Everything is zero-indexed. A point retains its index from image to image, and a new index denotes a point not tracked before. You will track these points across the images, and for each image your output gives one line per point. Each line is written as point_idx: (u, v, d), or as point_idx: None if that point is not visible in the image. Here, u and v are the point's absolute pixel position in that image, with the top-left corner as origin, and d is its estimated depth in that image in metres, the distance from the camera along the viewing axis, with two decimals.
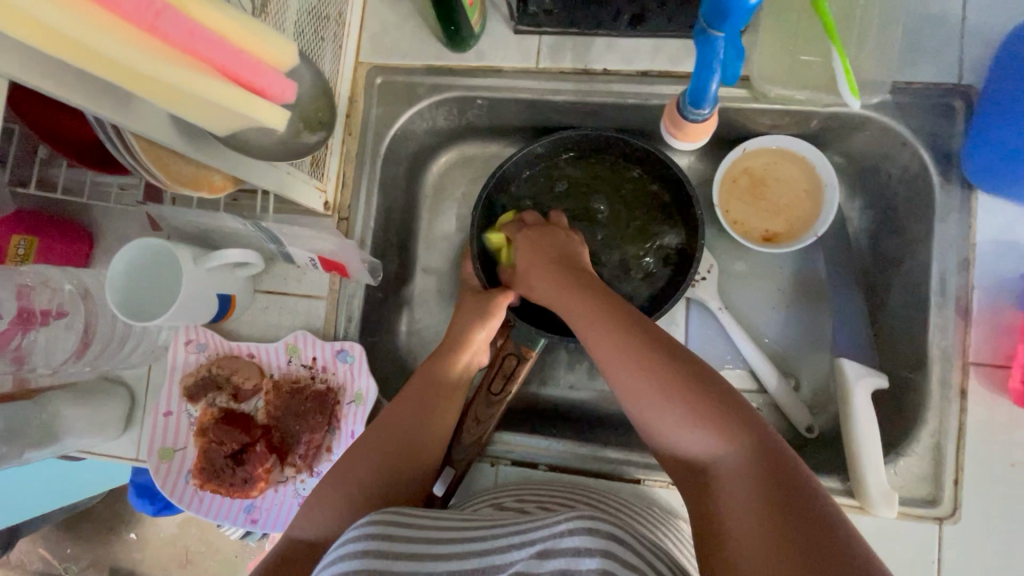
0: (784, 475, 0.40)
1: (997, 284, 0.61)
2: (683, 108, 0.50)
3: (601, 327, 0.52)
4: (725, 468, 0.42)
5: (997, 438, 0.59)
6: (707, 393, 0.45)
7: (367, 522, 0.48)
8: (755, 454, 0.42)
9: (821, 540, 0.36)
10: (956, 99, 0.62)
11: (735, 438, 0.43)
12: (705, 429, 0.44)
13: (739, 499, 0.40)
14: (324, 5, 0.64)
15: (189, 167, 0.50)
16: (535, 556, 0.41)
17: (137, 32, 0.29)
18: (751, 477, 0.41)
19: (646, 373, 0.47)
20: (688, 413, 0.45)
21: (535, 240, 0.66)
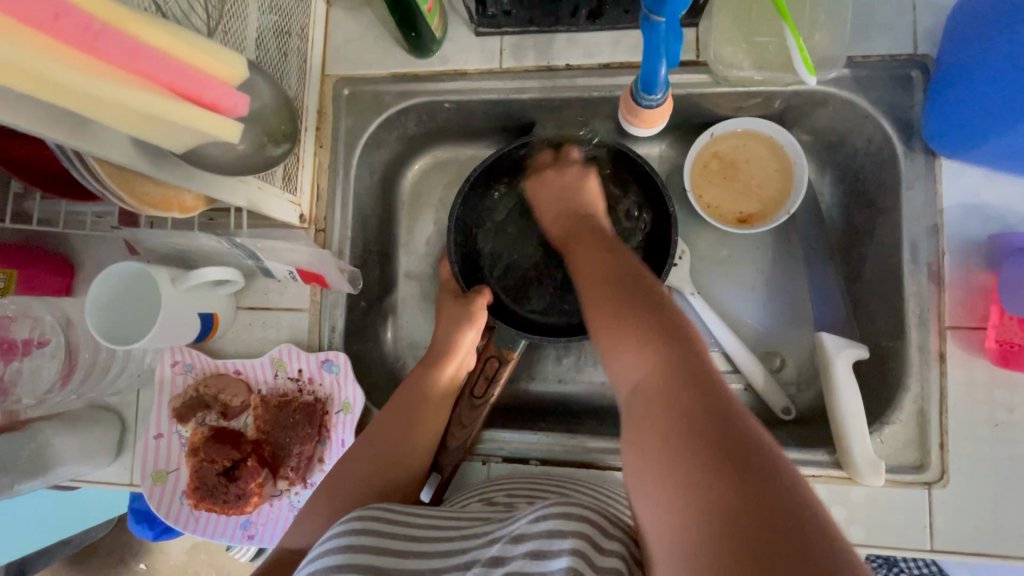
0: (704, 397, 0.38)
1: (967, 247, 0.62)
2: (637, 95, 0.51)
3: (590, 272, 0.56)
4: (647, 390, 0.41)
5: (979, 399, 0.60)
6: (649, 325, 0.45)
7: (349, 518, 0.48)
8: (680, 375, 0.40)
9: (720, 460, 0.34)
10: (913, 69, 0.63)
11: (660, 363, 0.42)
12: (635, 351, 0.44)
13: (645, 411, 0.40)
14: (286, 21, 0.64)
15: (158, 189, 0.50)
16: (510, 541, 0.42)
17: (79, 54, 0.29)
18: (658, 392, 0.40)
19: (604, 302, 0.50)
20: (628, 342, 0.45)
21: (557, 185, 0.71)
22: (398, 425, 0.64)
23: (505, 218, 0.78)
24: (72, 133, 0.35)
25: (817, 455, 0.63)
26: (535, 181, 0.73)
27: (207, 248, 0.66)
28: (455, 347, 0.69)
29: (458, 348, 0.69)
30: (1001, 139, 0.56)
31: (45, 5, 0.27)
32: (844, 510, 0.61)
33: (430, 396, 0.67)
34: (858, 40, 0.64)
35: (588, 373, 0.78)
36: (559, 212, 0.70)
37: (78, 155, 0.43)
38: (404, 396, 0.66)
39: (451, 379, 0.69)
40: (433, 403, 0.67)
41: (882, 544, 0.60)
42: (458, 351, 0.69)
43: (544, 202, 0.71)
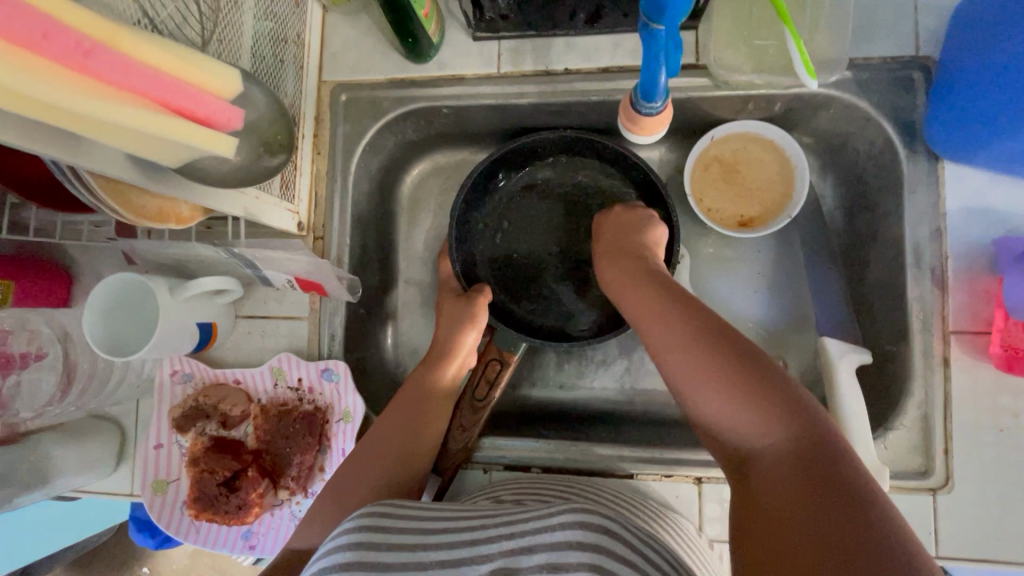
0: (842, 474, 0.38)
1: (971, 250, 0.61)
2: (636, 102, 0.50)
3: (658, 324, 0.52)
4: (777, 458, 0.41)
5: (984, 404, 0.59)
6: (763, 383, 0.44)
7: (359, 513, 0.47)
8: (811, 447, 0.40)
9: (866, 539, 0.34)
10: (915, 71, 0.63)
11: (787, 430, 0.42)
12: (757, 417, 0.43)
13: (778, 485, 0.39)
14: (282, 28, 0.64)
15: (153, 201, 0.50)
16: (523, 549, 0.41)
17: (70, 73, 0.28)
18: (793, 466, 0.40)
19: (692, 355, 0.47)
20: (738, 399, 0.44)
21: (621, 220, 0.67)
22: (400, 426, 0.63)
23: (503, 217, 0.77)
24: (67, 151, 0.34)
25: None
26: (613, 215, 0.69)
27: (204, 258, 0.66)
28: (457, 347, 0.68)
29: (459, 348, 0.68)
30: (1005, 142, 0.55)
31: (33, 25, 0.27)
32: None
33: (432, 396, 0.66)
34: (860, 42, 0.64)
35: (590, 378, 0.78)
36: (611, 261, 0.63)
37: (72, 169, 0.43)
38: (406, 396, 0.66)
39: (452, 379, 0.69)
40: (436, 403, 0.67)
41: None
42: (460, 350, 0.69)
43: (603, 243, 0.67)
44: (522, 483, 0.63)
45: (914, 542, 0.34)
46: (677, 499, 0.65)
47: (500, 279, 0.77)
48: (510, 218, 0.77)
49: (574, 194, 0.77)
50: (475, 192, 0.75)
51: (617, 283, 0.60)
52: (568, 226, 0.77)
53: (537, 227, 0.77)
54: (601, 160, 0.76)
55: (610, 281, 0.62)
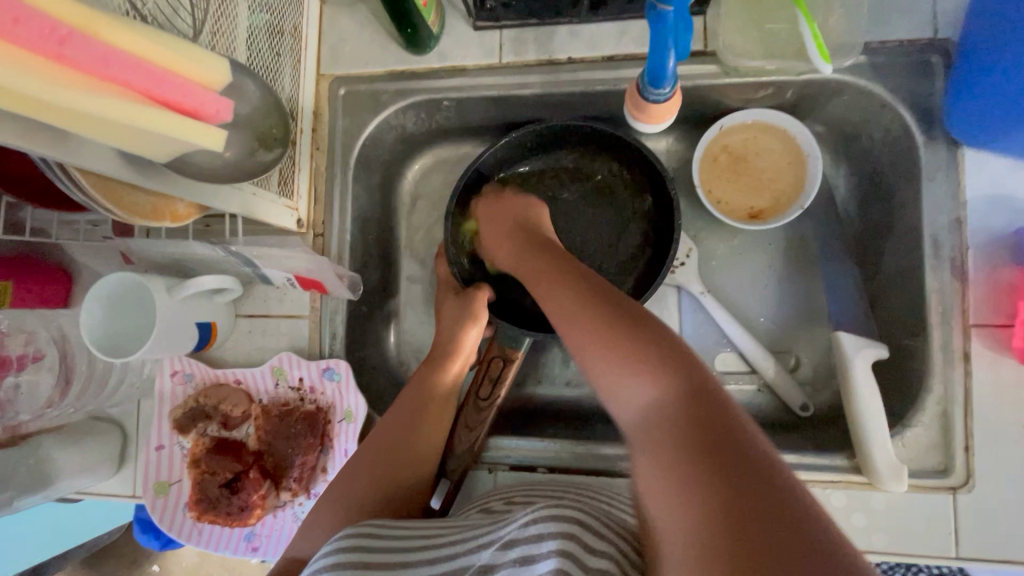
0: (720, 425, 0.33)
1: (992, 241, 0.59)
2: (642, 89, 0.48)
3: (556, 295, 0.48)
4: (657, 414, 0.36)
5: (1006, 400, 0.57)
6: (643, 341, 0.40)
7: (342, 534, 0.46)
8: (692, 394, 0.35)
9: (750, 486, 0.29)
10: (933, 54, 0.60)
11: (662, 381, 0.37)
12: (638, 375, 0.38)
13: (654, 448, 0.34)
14: (279, 20, 0.62)
15: (146, 198, 0.48)
16: (500, 548, 0.41)
17: (46, 62, 0.27)
18: (672, 422, 0.34)
19: (586, 322, 0.43)
20: (620, 362, 0.40)
21: (496, 208, 0.68)
22: (404, 428, 0.61)
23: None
24: (52, 146, 0.33)
25: (835, 460, 0.60)
26: (483, 203, 0.69)
27: (202, 256, 0.65)
28: (462, 346, 0.67)
29: (462, 346, 0.67)
30: None
31: (4, 10, 0.25)
32: (864, 517, 0.59)
33: (433, 395, 0.65)
34: (875, 25, 0.61)
35: None
36: (501, 239, 0.64)
37: (60, 165, 0.41)
38: (405, 397, 0.64)
39: (454, 380, 0.67)
40: (438, 404, 0.65)
41: (905, 551, 0.58)
42: (464, 348, 0.67)
43: (489, 234, 0.67)
44: (533, 486, 0.62)
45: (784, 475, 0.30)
46: None
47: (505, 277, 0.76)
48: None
49: (574, 186, 0.75)
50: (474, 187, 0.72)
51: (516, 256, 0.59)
52: (571, 218, 0.74)
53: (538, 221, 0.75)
54: (596, 150, 0.73)
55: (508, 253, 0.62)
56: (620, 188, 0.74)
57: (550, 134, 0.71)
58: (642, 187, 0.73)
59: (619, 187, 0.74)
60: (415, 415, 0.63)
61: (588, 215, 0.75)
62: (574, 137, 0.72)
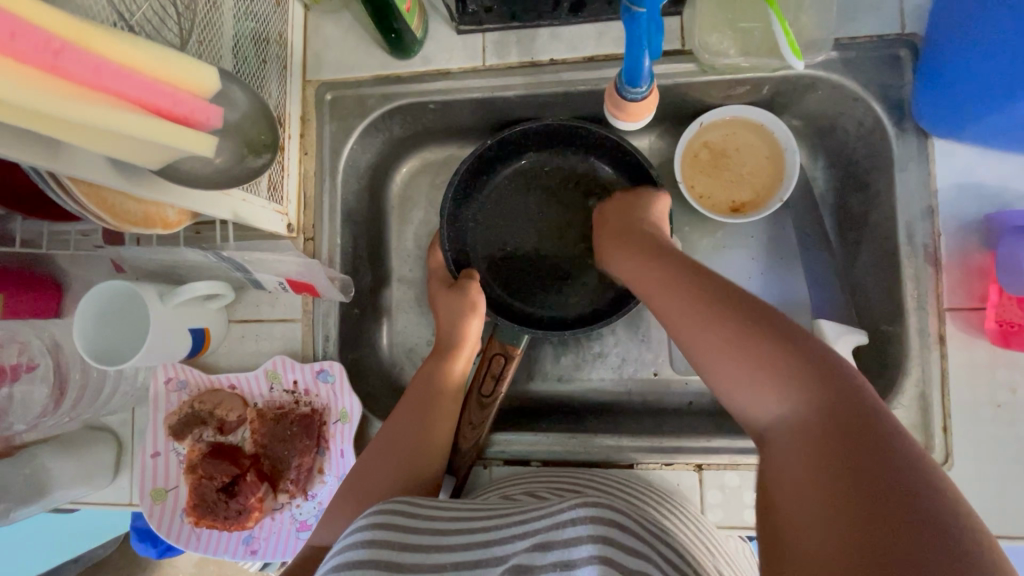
0: (875, 453, 0.33)
1: (963, 227, 0.61)
2: (620, 89, 0.50)
3: (669, 297, 0.48)
4: (796, 434, 0.36)
5: (980, 380, 0.59)
6: (780, 348, 0.39)
7: (373, 511, 0.47)
8: (830, 416, 0.35)
9: (904, 535, 0.29)
10: (902, 49, 0.62)
11: (801, 408, 0.37)
12: (772, 386, 0.39)
13: (792, 466, 0.35)
14: (264, 29, 0.63)
15: (138, 206, 0.50)
16: (536, 548, 0.40)
17: (39, 73, 0.28)
18: (811, 441, 0.35)
19: (708, 324, 0.43)
20: (753, 369, 0.40)
21: (622, 204, 0.67)
22: (414, 421, 0.62)
23: (496, 213, 0.77)
24: (42, 154, 0.33)
25: None
26: (611, 204, 0.68)
27: (193, 262, 0.65)
28: (460, 340, 0.68)
29: (465, 338, 0.68)
30: (997, 114, 0.55)
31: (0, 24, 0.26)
32: None
33: (443, 387, 0.66)
34: (845, 22, 0.63)
35: (587, 370, 0.77)
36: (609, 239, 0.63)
37: (52, 176, 0.42)
38: (418, 388, 0.65)
39: (461, 374, 0.68)
40: (447, 397, 0.65)
41: None
42: (470, 339, 0.68)
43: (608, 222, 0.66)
44: (526, 479, 0.63)
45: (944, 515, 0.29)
46: (679, 487, 0.64)
47: (497, 275, 0.77)
48: (502, 214, 0.77)
49: (563, 185, 0.76)
50: (465, 187, 0.74)
51: (631, 263, 0.57)
52: (561, 217, 0.76)
53: (529, 221, 0.76)
54: (587, 150, 0.75)
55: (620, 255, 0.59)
56: (607, 186, 0.76)
57: (540, 134, 0.72)
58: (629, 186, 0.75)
59: (607, 186, 0.76)
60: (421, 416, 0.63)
61: (577, 215, 0.76)
62: (564, 136, 0.73)
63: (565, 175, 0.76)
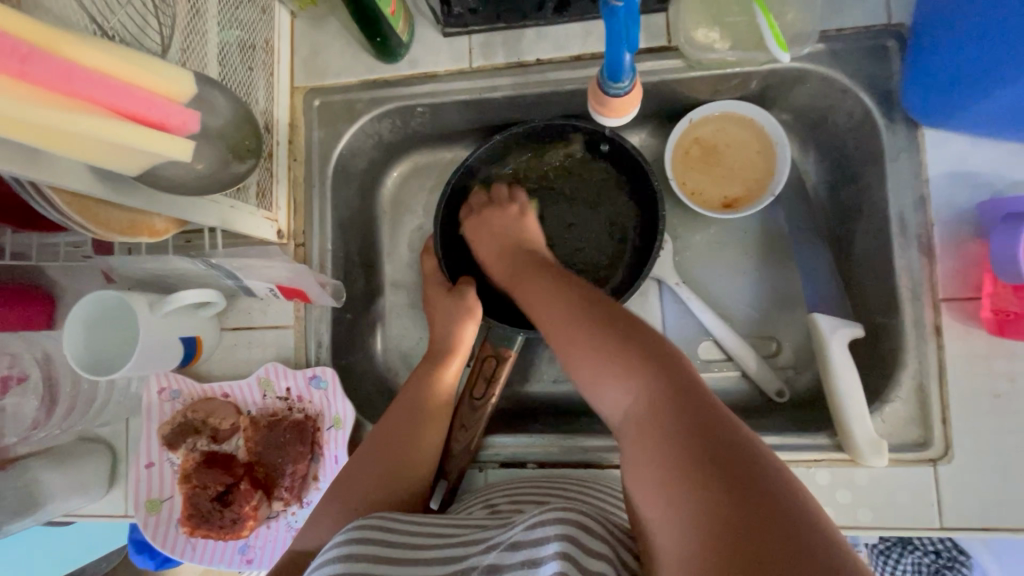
0: (693, 423, 0.37)
1: (957, 216, 0.60)
2: (603, 84, 0.49)
3: (541, 309, 0.53)
4: (640, 418, 0.41)
5: (979, 370, 0.58)
6: (618, 344, 0.44)
7: (350, 527, 0.47)
8: (660, 397, 0.40)
9: (726, 493, 0.33)
10: (889, 39, 0.62)
11: (644, 387, 0.41)
12: (618, 377, 0.43)
13: (640, 451, 0.39)
14: (250, 36, 0.63)
15: (122, 215, 0.49)
16: (506, 548, 0.41)
17: (6, 79, 0.28)
18: (649, 424, 0.39)
19: (570, 332, 0.48)
20: (602, 366, 0.44)
21: (482, 222, 0.71)
22: (407, 425, 0.62)
23: None
24: (21, 166, 0.33)
25: (819, 439, 0.61)
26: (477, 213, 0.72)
27: (184, 271, 0.65)
28: (455, 344, 0.68)
29: (460, 343, 0.68)
30: (986, 101, 0.54)
31: None
32: (848, 493, 0.60)
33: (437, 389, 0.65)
34: (831, 14, 0.63)
35: None
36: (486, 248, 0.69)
37: (34, 185, 0.42)
38: (412, 389, 0.65)
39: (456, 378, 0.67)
40: (441, 400, 0.65)
41: (891, 524, 0.59)
42: (464, 343, 0.68)
43: (482, 239, 0.70)
44: (518, 484, 0.62)
45: (755, 468, 0.34)
46: None
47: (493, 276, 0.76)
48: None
49: (556, 181, 0.76)
50: (459, 187, 0.74)
51: (516, 280, 0.61)
52: (555, 214, 0.76)
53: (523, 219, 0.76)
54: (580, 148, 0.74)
55: (510, 271, 0.64)
56: (601, 185, 0.75)
57: (531, 134, 0.72)
58: (625, 184, 0.74)
59: (601, 186, 0.75)
60: (414, 421, 0.63)
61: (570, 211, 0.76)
62: (555, 135, 0.73)
63: (558, 175, 0.76)
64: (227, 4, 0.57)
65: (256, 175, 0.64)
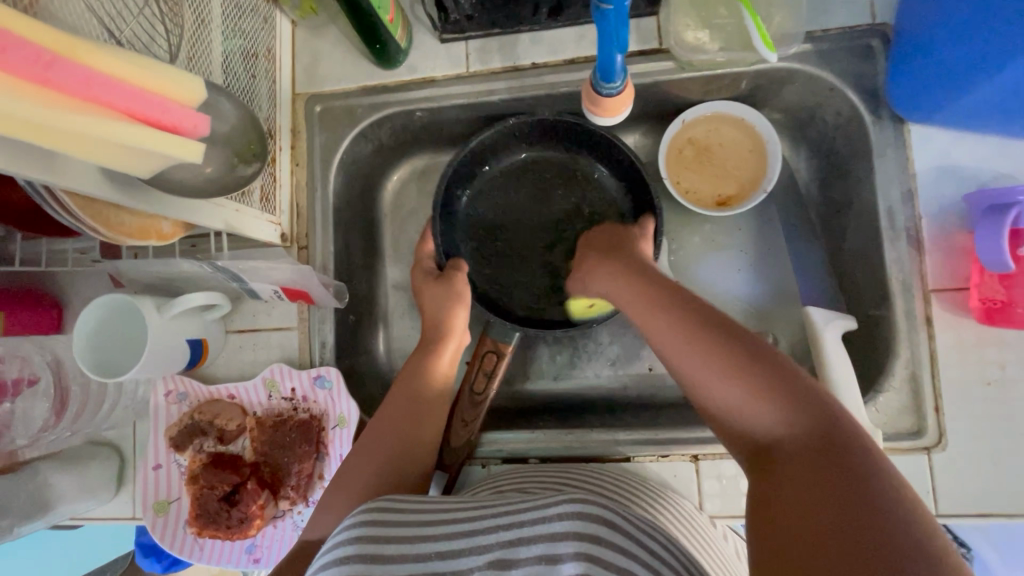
0: (859, 470, 0.35)
1: (943, 209, 0.62)
2: (595, 85, 0.51)
3: (656, 316, 0.51)
4: (790, 452, 0.39)
5: (970, 358, 0.60)
6: (765, 373, 0.42)
7: (361, 510, 0.48)
8: (818, 437, 0.38)
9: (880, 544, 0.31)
10: (873, 38, 0.64)
11: (797, 426, 0.39)
12: (763, 406, 0.41)
13: (785, 485, 0.37)
14: (252, 45, 0.65)
15: (132, 219, 0.50)
16: (523, 541, 0.41)
17: (32, 87, 0.29)
18: (803, 461, 0.37)
19: (699, 345, 0.46)
20: (744, 391, 0.42)
21: (603, 237, 0.69)
22: (404, 413, 0.63)
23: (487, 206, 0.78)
24: (41, 170, 0.35)
25: None
26: (599, 232, 0.71)
27: (189, 273, 0.67)
28: (449, 333, 0.68)
29: (453, 326, 0.69)
30: (968, 95, 0.56)
31: None
32: None
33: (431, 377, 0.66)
34: (817, 15, 0.65)
35: (582, 368, 0.78)
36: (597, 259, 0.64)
37: (48, 190, 0.43)
38: (409, 378, 0.66)
39: (450, 366, 0.68)
40: (436, 387, 0.66)
41: None
42: (457, 331, 0.69)
43: (593, 248, 0.68)
44: (524, 473, 0.63)
45: (921, 529, 0.32)
46: (675, 479, 0.65)
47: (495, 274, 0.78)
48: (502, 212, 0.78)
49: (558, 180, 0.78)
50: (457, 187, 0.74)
51: (613, 289, 0.58)
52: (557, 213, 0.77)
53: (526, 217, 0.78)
54: (577, 147, 0.76)
55: (597, 280, 0.62)
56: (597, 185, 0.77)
57: (530, 132, 0.73)
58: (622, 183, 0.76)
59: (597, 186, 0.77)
60: (411, 409, 0.64)
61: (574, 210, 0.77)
62: (554, 133, 0.74)
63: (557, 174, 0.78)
64: (230, 14, 0.59)
65: (259, 180, 0.65)
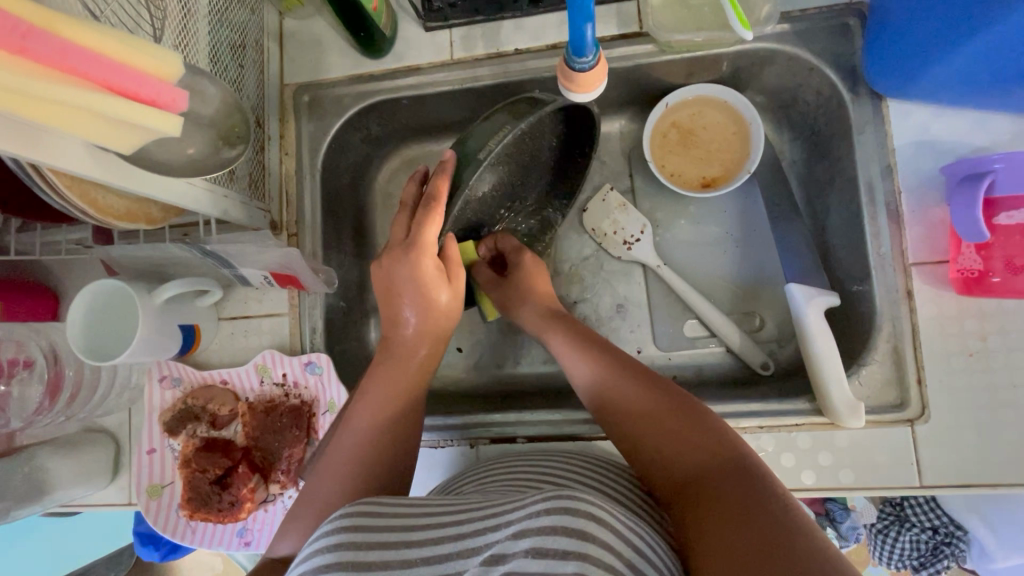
0: (754, 487, 0.42)
1: (922, 184, 0.62)
2: (568, 60, 0.52)
3: (586, 365, 0.58)
4: (699, 478, 0.46)
5: (952, 330, 0.60)
6: (677, 414, 0.51)
7: (339, 514, 0.46)
8: (720, 464, 0.45)
9: (773, 541, 0.37)
10: (851, 17, 0.65)
11: (704, 456, 0.47)
12: (677, 441, 0.49)
13: (700, 508, 0.43)
14: (240, 35, 0.66)
15: (122, 202, 0.52)
16: (511, 537, 0.39)
17: (7, 54, 0.31)
18: (711, 484, 0.44)
19: (625, 392, 0.54)
20: (663, 429, 0.50)
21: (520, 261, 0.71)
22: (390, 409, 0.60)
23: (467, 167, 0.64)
24: (23, 145, 0.36)
25: (799, 404, 0.63)
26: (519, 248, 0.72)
27: (181, 260, 0.68)
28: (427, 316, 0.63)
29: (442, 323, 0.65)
30: (943, 69, 0.56)
31: None
32: (830, 456, 0.61)
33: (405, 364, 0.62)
34: None
35: None
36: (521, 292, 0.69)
37: (34, 168, 0.44)
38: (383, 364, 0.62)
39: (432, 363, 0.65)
40: (417, 374, 0.63)
41: (872, 485, 0.60)
42: (437, 322, 0.64)
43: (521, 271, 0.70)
44: (507, 463, 0.63)
45: (804, 524, 0.38)
46: None
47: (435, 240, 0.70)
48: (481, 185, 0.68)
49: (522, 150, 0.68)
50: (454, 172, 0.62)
51: (544, 333, 0.65)
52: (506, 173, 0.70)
53: (484, 184, 0.70)
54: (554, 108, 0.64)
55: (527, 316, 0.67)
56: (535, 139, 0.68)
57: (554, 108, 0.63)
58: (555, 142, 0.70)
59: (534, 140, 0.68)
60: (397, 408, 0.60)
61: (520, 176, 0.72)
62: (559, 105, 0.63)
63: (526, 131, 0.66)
64: (217, 4, 0.61)
65: (247, 167, 0.66)
